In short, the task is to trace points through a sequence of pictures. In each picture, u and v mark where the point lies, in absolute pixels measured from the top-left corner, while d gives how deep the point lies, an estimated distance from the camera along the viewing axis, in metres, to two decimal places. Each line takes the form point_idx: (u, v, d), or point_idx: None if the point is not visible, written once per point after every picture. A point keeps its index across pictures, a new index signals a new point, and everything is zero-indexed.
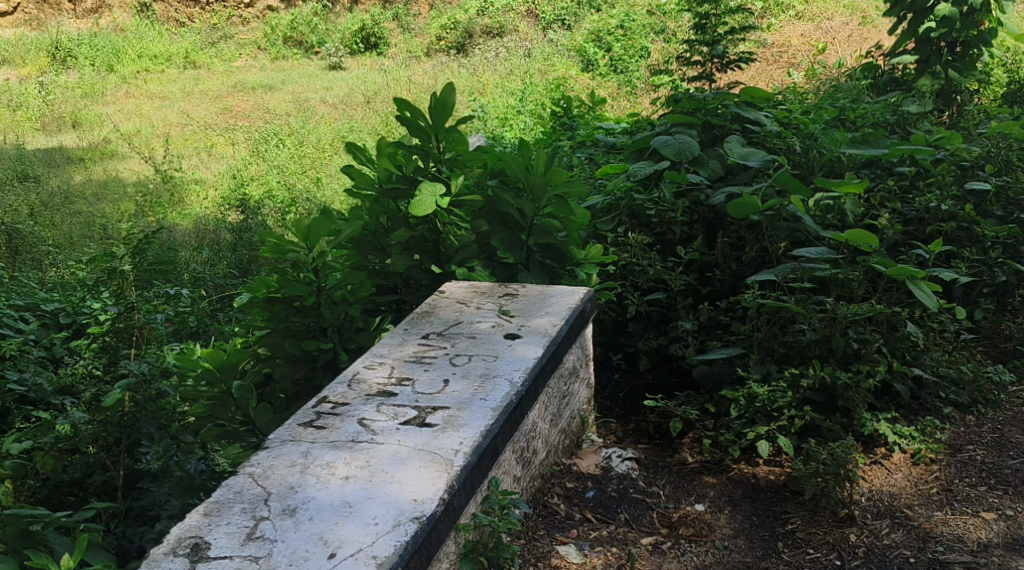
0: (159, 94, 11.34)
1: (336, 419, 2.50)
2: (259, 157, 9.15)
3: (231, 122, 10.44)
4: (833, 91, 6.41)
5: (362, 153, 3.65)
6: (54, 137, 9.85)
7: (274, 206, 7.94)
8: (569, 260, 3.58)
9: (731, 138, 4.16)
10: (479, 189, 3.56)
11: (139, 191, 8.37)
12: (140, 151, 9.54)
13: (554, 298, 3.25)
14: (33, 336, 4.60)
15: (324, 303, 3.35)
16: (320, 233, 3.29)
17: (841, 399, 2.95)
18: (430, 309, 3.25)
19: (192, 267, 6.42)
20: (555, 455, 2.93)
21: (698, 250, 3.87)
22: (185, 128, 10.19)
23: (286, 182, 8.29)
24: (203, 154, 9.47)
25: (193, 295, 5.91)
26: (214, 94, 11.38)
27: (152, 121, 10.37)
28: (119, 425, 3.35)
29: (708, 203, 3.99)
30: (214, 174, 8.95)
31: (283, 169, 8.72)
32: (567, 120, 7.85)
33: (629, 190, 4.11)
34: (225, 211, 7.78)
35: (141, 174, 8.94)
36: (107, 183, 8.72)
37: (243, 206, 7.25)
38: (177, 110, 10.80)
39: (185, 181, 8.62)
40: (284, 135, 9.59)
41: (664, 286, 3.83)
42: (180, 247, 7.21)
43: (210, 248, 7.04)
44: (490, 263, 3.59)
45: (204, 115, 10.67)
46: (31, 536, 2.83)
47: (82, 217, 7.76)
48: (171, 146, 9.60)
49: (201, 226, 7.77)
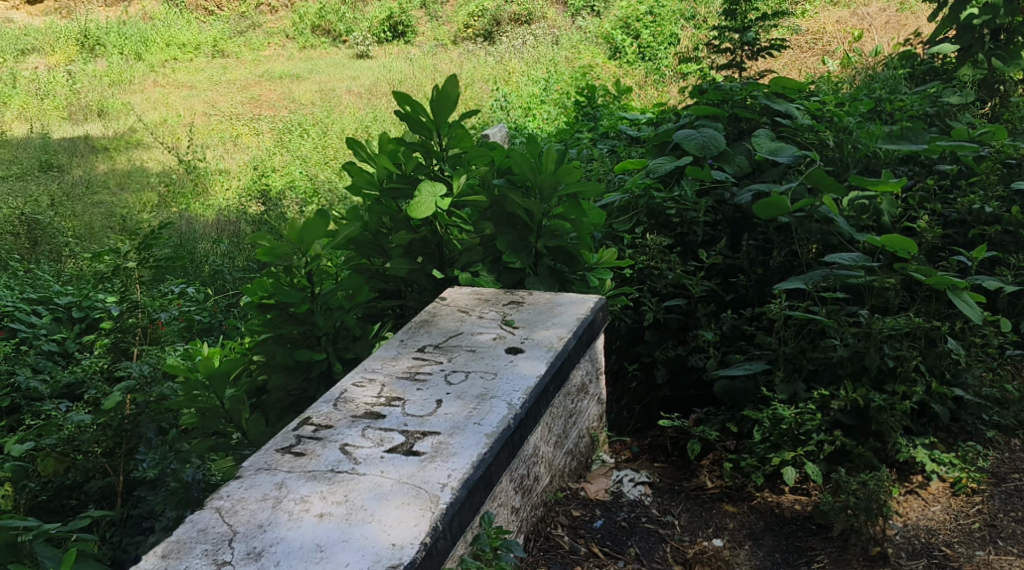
0: (186, 83, 11.20)
1: (317, 444, 2.28)
2: (282, 147, 9.00)
3: (256, 111, 10.28)
4: (871, 81, 6.11)
5: (360, 149, 3.43)
6: (80, 126, 9.73)
7: (295, 198, 7.77)
8: (582, 265, 3.34)
9: (760, 132, 3.96)
10: (485, 188, 3.34)
11: (161, 181, 8.23)
12: (165, 140, 9.41)
13: (563, 308, 3.02)
14: (44, 330, 4.44)
15: (319, 310, 3.12)
16: (316, 236, 3.06)
17: (874, 423, 2.70)
18: (430, 318, 3.02)
19: (207, 261, 6.27)
20: (560, 480, 2.70)
21: (721, 253, 3.63)
22: (210, 117, 10.05)
23: (308, 173, 8.13)
24: (227, 143, 9.32)
25: (206, 291, 5.75)
26: (240, 83, 11.23)
27: (178, 110, 10.24)
28: (118, 428, 3.29)
29: (733, 202, 3.75)
30: (236, 164, 8.79)
31: (306, 159, 8.55)
32: (591, 110, 7.61)
33: (649, 188, 3.88)
34: (245, 202, 7.62)
35: (165, 164, 8.80)
36: (130, 171, 8.59)
37: (262, 197, 7.09)
38: (204, 99, 10.66)
39: (208, 171, 8.48)
40: (308, 124, 9.41)
41: (684, 292, 3.60)
42: (198, 238, 7.06)
43: (228, 241, 6.89)
44: (496, 268, 3.34)
45: (229, 104, 10.51)
46: (16, 550, 2.56)
47: (103, 207, 7.65)
48: (195, 135, 9.47)
49: (222, 217, 7.61)
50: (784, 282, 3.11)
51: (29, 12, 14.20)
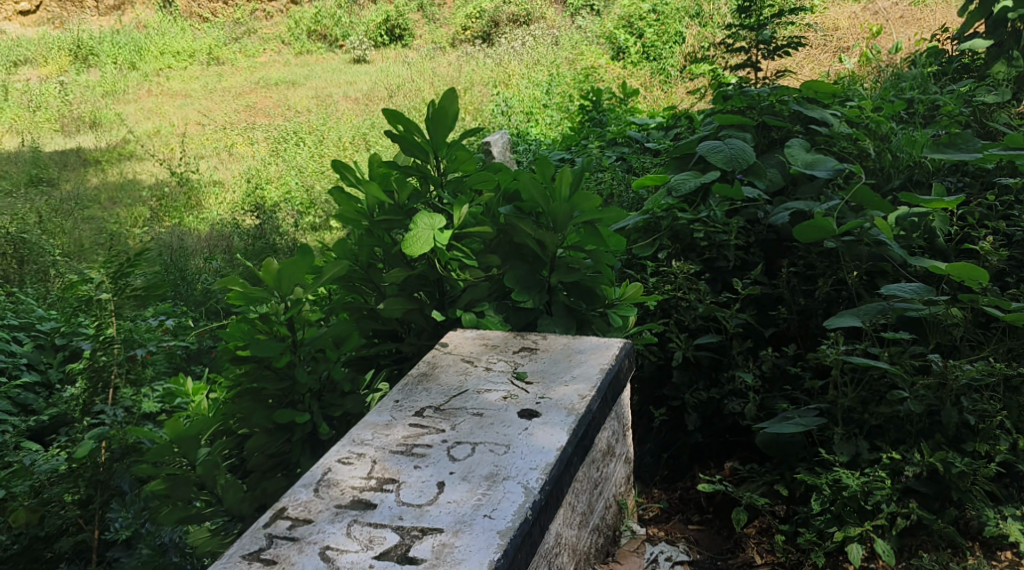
0: (180, 92, 10.78)
1: (292, 548, 1.90)
2: (278, 156, 8.58)
3: (251, 119, 9.86)
4: (896, 80, 5.70)
5: (348, 173, 3.03)
6: (72, 139, 9.31)
7: (292, 212, 7.38)
8: (601, 301, 2.93)
9: (793, 143, 3.58)
10: (489, 216, 2.93)
11: (153, 194, 7.84)
12: (159, 152, 9.00)
13: (583, 356, 2.61)
14: (25, 359, 4.01)
15: (301, 361, 2.71)
16: (296, 278, 2.68)
17: (954, 490, 2.33)
18: (429, 371, 2.62)
19: (198, 278, 5.87)
20: (585, 564, 2.32)
21: (758, 282, 3.23)
22: (205, 127, 9.64)
23: (305, 184, 7.74)
24: (221, 153, 8.92)
25: (196, 319, 5.36)
26: (235, 90, 10.81)
27: (172, 120, 9.83)
28: (92, 479, 3.01)
29: (768, 222, 3.35)
30: (231, 175, 8.38)
31: (301, 169, 8.14)
32: (595, 114, 7.19)
33: (673, 208, 3.49)
34: (239, 216, 7.22)
35: (158, 176, 8.40)
36: (123, 184, 8.20)
37: (256, 210, 6.68)
38: (199, 108, 10.25)
39: (202, 183, 8.08)
40: (303, 132, 8.99)
41: (716, 327, 3.21)
42: (189, 255, 6.65)
43: (222, 258, 6.50)
44: (504, 306, 2.93)
45: (224, 112, 10.10)
46: None
47: (93, 223, 7.25)
48: (189, 146, 9.06)
49: (216, 231, 7.21)
50: (835, 318, 2.74)
51: (21, 22, 13.80)
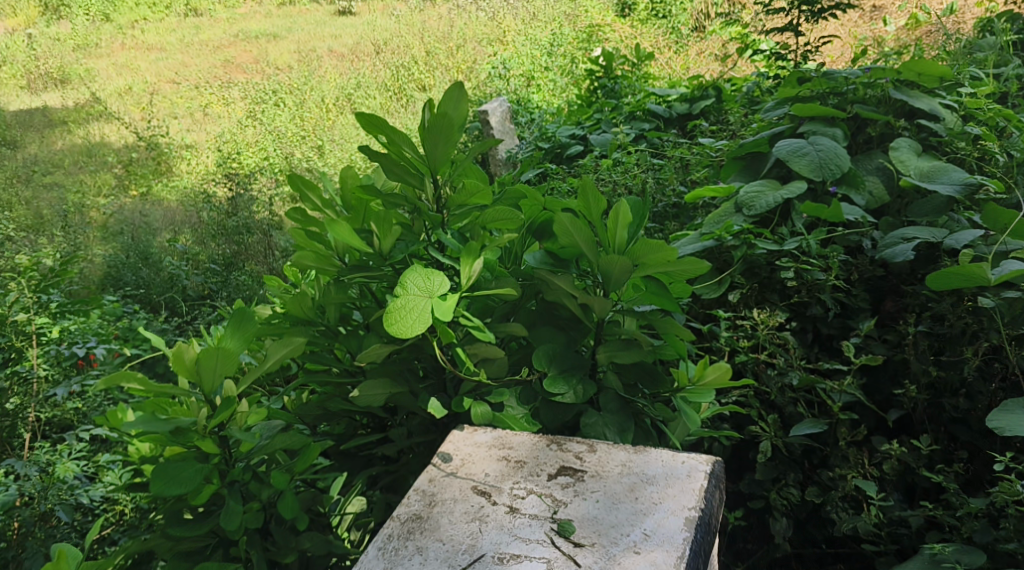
0: (156, 45, 9.66)
1: None
2: (256, 118, 7.62)
3: (230, 76, 8.84)
4: (967, 47, 4.80)
5: (311, 198, 2.12)
6: (39, 96, 8.24)
7: (270, 183, 6.45)
8: (668, 387, 2.06)
9: (901, 143, 2.74)
10: (511, 266, 2.07)
11: (122, 162, 6.90)
12: (131, 114, 7.98)
13: (655, 490, 1.78)
14: None
15: (232, 488, 1.87)
16: (224, 372, 1.82)
17: None
18: (428, 508, 1.79)
19: (163, 260, 4.93)
20: None
21: (869, 342, 2.41)
22: (181, 84, 8.60)
23: (284, 151, 6.88)
24: (197, 115, 7.94)
25: (163, 318, 4.43)
26: (214, 44, 9.73)
27: (146, 76, 8.79)
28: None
29: (877, 256, 2.51)
30: (206, 138, 7.41)
31: (281, 133, 7.23)
32: (606, 81, 6.17)
33: (750, 232, 2.65)
34: (211, 188, 6.28)
35: (130, 139, 7.43)
36: (90, 147, 7.18)
37: (232, 181, 5.73)
38: (175, 63, 9.16)
39: (174, 147, 7.12)
40: (284, 91, 8.02)
41: (813, 403, 2.39)
42: (156, 234, 5.72)
43: (193, 239, 5.57)
44: (531, 394, 2.06)
45: (201, 69, 9.04)
46: None
47: (56, 193, 6.31)
48: (162, 106, 8.07)
49: (188, 207, 6.28)
50: (992, 419, 2.04)
51: None
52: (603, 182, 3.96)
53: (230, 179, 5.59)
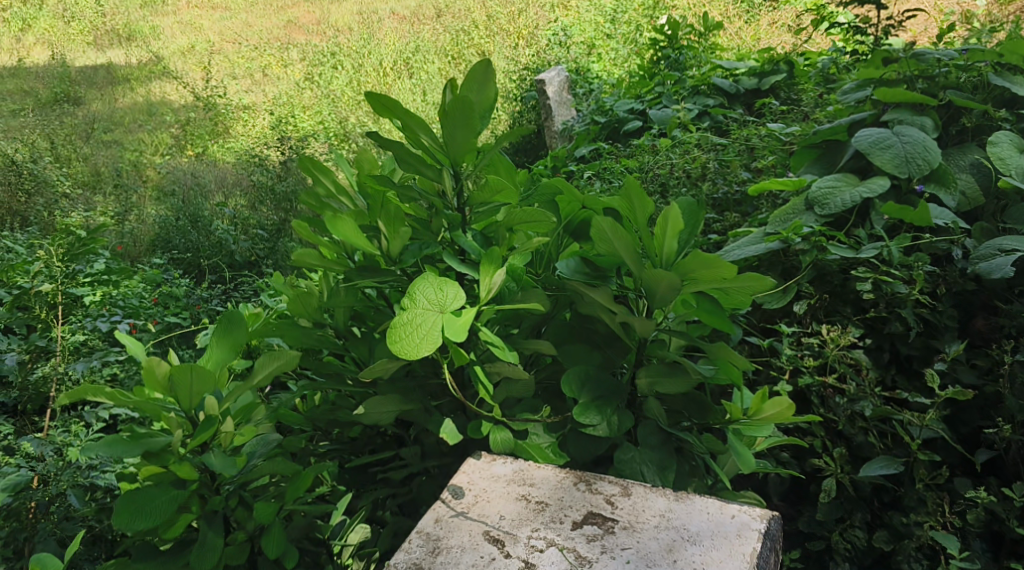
0: (220, 3, 9.37)
1: None
2: (314, 81, 7.40)
3: (292, 36, 8.56)
4: None
5: (324, 183, 1.87)
6: (101, 51, 8.03)
7: (323, 148, 6.20)
8: (717, 419, 1.78)
9: (999, 137, 2.38)
10: (543, 272, 1.81)
11: (179, 121, 6.67)
12: (191, 72, 7.73)
13: (697, 550, 1.52)
14: None
15: (213, 517, 1.63)
16: (204, 386, 1.58)
17: None
18: (431, 557, 1.54)
19: (210, 222, 4.69)
20: None
21: (957, 370, 2.13)
22: (242, 44, 8.33)
23: (339, 115, 6.67)
24: (255, 75, 7.68)
25: (203, 282, 4.19)
26: (276, 3, 9.43)
27: (208, 35, 8.54)
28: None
29: (969, 268, 2.20)
30: (262, 99, 7.16)
31: (337, 98, 7.05)
32: (670, 52, 5.79)
33: (826, 234, 2.35)
34: (263, 150, 6.03)
35: (187, 99, 7.21)
36: (149, 106, 6.99)
37: (283, 144, 5.48)
38: (237, 23, 8.90)
39: (230, 107, 6.88)
40: (343, 54, 7.79)
41: (889, 436, 2.11)
42: (205, 194, 5.47)
43: (242, 202, 5.34)
44: (560, 419, 1.80)
45: (263, 29, 8.75)
46: None
47: (113, 150, 6.15)
48: (221, 65, 7.82)
49: (240, 168, 6.04)
50: None
51: None
52: (660, 161, 3.65)
53: (283, 143, 5.34)
